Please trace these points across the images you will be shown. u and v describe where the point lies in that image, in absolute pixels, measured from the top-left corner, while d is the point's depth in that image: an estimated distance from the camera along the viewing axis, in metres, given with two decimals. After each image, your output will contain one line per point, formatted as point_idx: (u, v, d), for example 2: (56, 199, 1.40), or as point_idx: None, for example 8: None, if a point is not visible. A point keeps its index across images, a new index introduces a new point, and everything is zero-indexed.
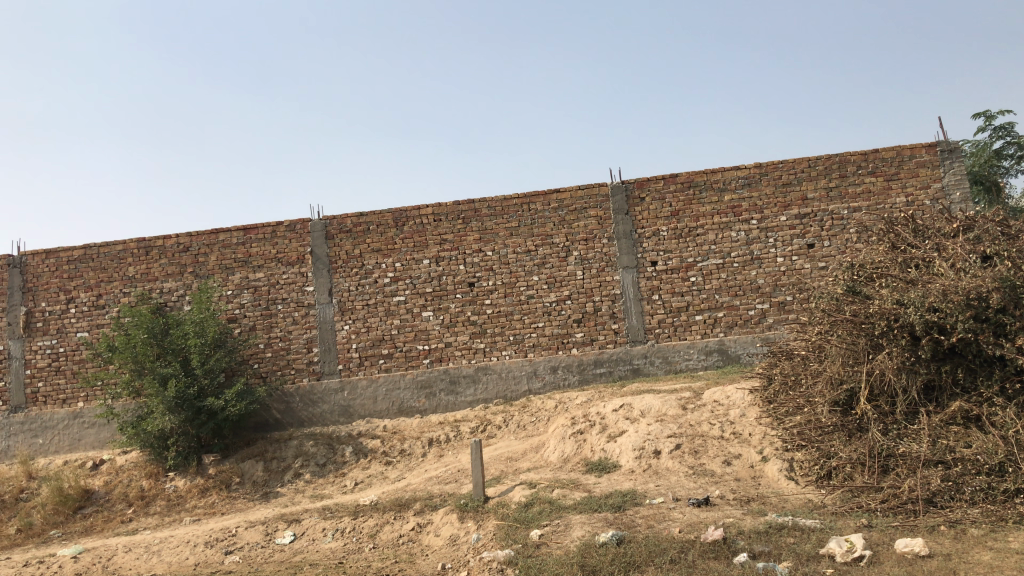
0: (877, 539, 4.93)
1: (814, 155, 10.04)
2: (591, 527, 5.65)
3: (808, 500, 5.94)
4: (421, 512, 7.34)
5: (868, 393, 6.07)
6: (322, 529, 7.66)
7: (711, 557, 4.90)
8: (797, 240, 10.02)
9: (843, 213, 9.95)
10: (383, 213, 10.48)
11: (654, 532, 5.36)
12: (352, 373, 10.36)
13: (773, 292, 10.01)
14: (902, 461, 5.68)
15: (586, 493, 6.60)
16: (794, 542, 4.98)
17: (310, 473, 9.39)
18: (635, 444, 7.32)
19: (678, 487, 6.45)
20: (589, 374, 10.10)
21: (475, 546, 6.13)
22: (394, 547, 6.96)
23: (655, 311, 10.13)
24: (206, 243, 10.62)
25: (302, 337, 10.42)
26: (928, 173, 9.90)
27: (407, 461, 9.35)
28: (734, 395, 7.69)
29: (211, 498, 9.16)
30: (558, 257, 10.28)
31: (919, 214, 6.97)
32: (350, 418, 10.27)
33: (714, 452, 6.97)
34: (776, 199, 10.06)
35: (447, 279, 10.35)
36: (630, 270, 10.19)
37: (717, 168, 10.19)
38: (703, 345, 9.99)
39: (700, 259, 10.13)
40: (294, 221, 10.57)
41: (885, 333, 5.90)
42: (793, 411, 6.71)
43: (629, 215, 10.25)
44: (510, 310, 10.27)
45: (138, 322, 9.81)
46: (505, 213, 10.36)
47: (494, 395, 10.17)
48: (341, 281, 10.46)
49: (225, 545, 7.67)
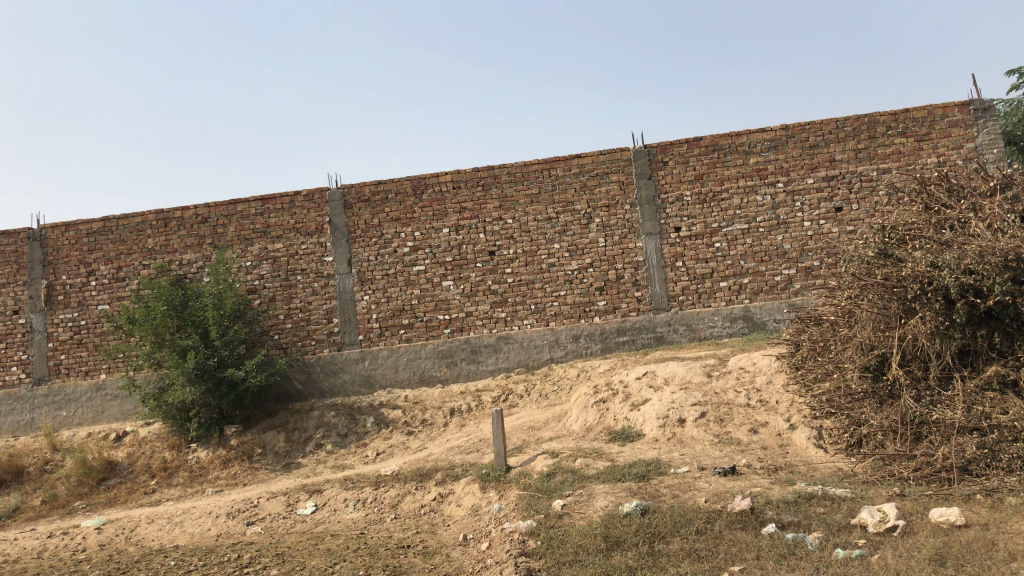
0: (910, 509, 4.76)
1: (841, 116, 9.75)
2: (615, 497, 5.53)
3: (837, 469, 5.78)
4: (443, 482, 7.28)
5: (901, 359, 5.88)
6: (344, 499, 7.60)
7: (739, 527, 4.77)
8: (824, 203, 9.77)
9: (872, 175, 9.69)
10: (402, 181, 10.32)
11: (679, 502, 5.23)
12: (373, 343, 10.29)
13: (800, 257, 9.79)
14: (936, 428, 5.51)
15: (610, 462, 6.49)
16: (823, 511, 4.84)
17: (332, 444, 9.35)
18: (659, 412, 7.19)
19: (704, 456, 6.32)
20: (612, 342, 9.96)
21: (497, 516, 6.04)
22: (415, 518, 6.90)
23: (678, 278, 9.94)
24: (225, 214, 10.54)
25: (322, 308, 10.35)
26: (960, 133, 9.59)
27: (428, 431, 9.29)
28: (760, 361, 7.53)
29: (234, 469, 9.16)
30: (580, 224, 10.10)
31: (953, 173, 6.72)
32: (371, 388, 10.23)
33: (740, 420, 6.82)
34: (803, 161, 9.80)
35: (467, 248, 10.22)
36: (653, 236, 9.99)
37: (742, 130, 9.92)
38: (728, 312, 9.82)
39: (725, 224, 9.91)
40: (312, 191, 10.46)
41: (919, 297, 5.72)
42: (821, 378, 6.54)
43: (652, 180, 10.03)
44: (532, 279, 10.12)
45: (157, 294, 9.77)
46: (525, 179, 10.18)
47: (516, 364, 10.07)
48: (360, 251, 10.35)
49: (247, 516, 7.66)
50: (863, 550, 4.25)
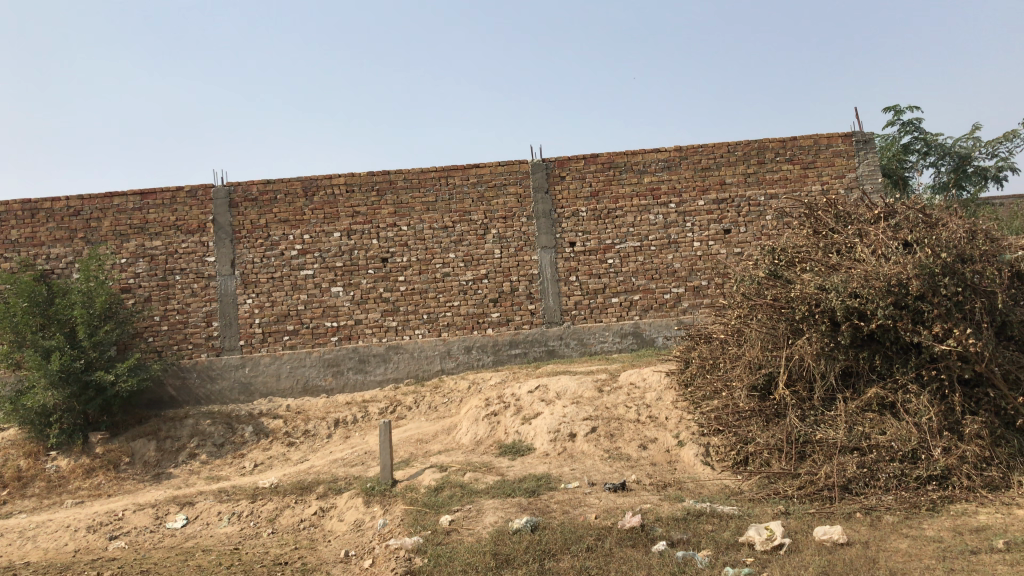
0: (796, 527, 4.82)
1: (733, 141, 9.98)
2: (504, 513, 5.39)
3: (724, 487, 5.83)
4: (325, 495, 6.98)
5: (787, 378, 5.99)
6: (217, 513, 7.19)
7: (629, 545, 4.71)
8: (714, 224, 9.98)
9: (760, 200, 9.96)
10: (293, 182, 9.95)
11: (569, 519, 5.14)
12: (255, 349, 9.86)
13: (689, 276, 9.95)
14: (819, 446, 5.62)
15: (499, 476, 6.36)
16: (712, 529, 4.84)
17: (207, 454, 8.88)
18: (550, 426, 7.11)
19: (594, 471, 6.27)
20: (503, 355, 9.87)
21: (381, 532, 5.81)
22: (294, 533, 6.57)
23: (571, 293, 9.95)
24: (100, 207, 9.90)
25: (201, 310, 9.85)
26: (843, 163, 9.97)
27: (311, 442, 8.94)
28: (650, 378, 7.57)
29: (97, 479, 8.55)
30: (475, 234, 9.98)
31: (839, 200, 6.93)
32: (251, 395, 9.79)
33: (630, 436, 6.81)
34: (695, 183, 9.98)
35: (359, 254, 9.93)
36: (548, 250, 9.96)
37: (638, 149, 10.03)
38: (619, 328, 9.88)
39: (618, 241, 9.98)
40: (195, 187, 9.95)
41: (806, 318, 5.85)
42: (710, 396, 6.60)
43: (548, 194, 10.01)
44: (424, 288, 9.93)
45: (18, 289, 9.06)
46: (422, 186, 9.99)
47: (404, 375, 9.83)
48: (245, 252, 9.91)
49: (110, 530, 7.14)
50: (752, 569, 4.24)
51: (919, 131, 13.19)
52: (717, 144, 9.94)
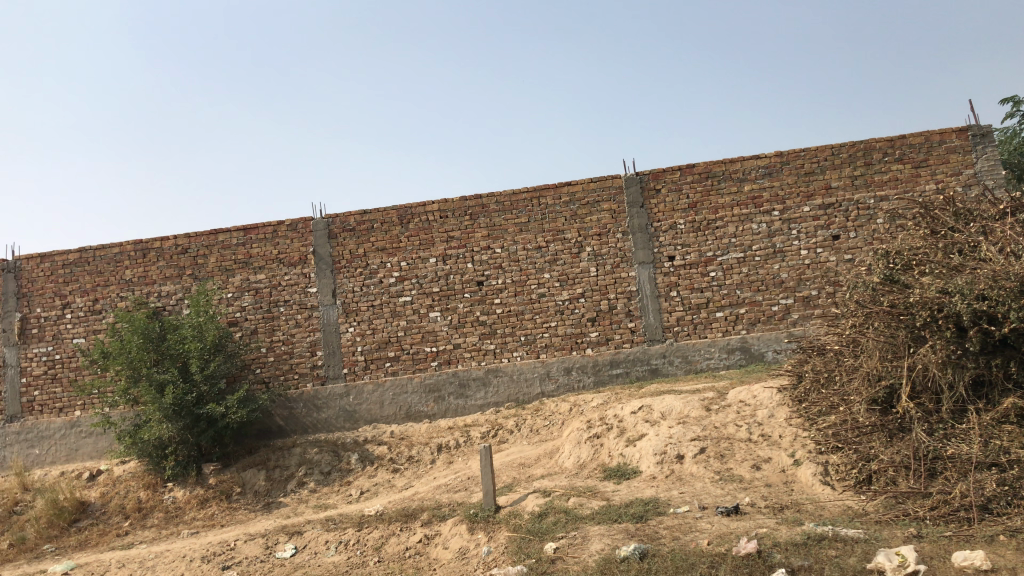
0: (930, 552, 4.43)
1: (837, 143, 9.55)
2: (611, 539, 5.17)
3: (847, 508, 5.45)
4: (429, 522, 6.91)
5: (911, 390, 5.58)
6: (325, 542, 7.21)
7: (746, 573, 4.42)
8: (821, 231, 9.53)
9: (870, 202, 9.47)
10: (388, 211, 10.04)
11: (680, 545, 4.88)
12: (358, 377, 9.94)
13: (797, 286, 9.52)
14: (951, 463, 5.18)
15: (605, 501, 6.14)
16: (836, 554, 4.50)
17: (315, 482, 8.96)
18: (656, 448, 6.85)
19: (705, 494, 5.98)
20: (605, 375, 9.65)
21: (485, 560, 5.67)
22: (400, 561, 6.52)
23: (673, 308, 9.66)
24: (206, 244, 10.23)
25: (306, 340, 10.01)
26: (959, 159, 9.38)
27: (415, 468, 8.92)
28: (761, 394, 7.20)
29: (211, 509, 8.74)
30: (570, 253, 9.83)
31: (957, 197, 6.48)
32: (355, 423, 9.86)
33: (742, 456, 6.48)
34: (798, 189, 9.57)
35: (455, 278, 9.92)
36: (646, 266, 9.72)
37: (736, 157, 9.70)
38: (725, 343, 9.53)
39: (720, 252, 9.65)
40: (294, 220, 10.16)
41: (929, 324, 5.46)
42: (827, 411, 6.21)
43: (644, 208, 9.79)
44: (521, 309, 9.82)
45: (132, 326, 9.42)
46: (514, 208, 9.92)
47: (505, 398, 9.73)
48: (344, 281, 10.05)
49: (223, 560, 7.25)
50: None
51: None
52: (819, 147, 9.52)
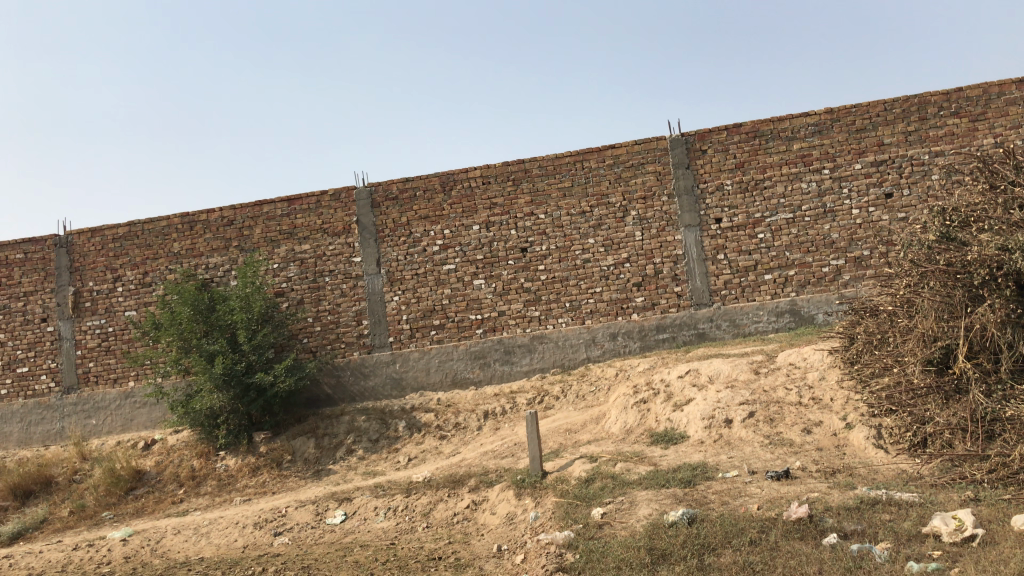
0: (989, 516, 4.29)
1: (890, 97, 9.24)
2: (659, 505, 5.13)
3: (902, 472, 5.35)
4: (476, 488, 6.95)
5: (968, 350, 5.38)
6: (374, 508, 7.29)
7: (797, 537, 4.34)
8: (873, 189, 9.27)
9: (924, 158, 9.17)
10: (430, 178, 10.00)
11: (729, 510, 4.82)
12: (404, 345, 9.99)
13: (848, 247, 9.30)
14: (1010, 425, 4.98)
15: (652, 466, 6.09)
16: (890, 519, 4.40)
17: (363, 450, 9.06)
18: (704, 412, 6.77)
19: (754, 459, 5.89)
20: (651, 340, 9.56)
21: (532, 526, 5.68)
22: (447, 527, 6.56)
23: (720, 272, 9.51)
24: (251, 216, 10.31)
25: (351, 310, 10.08)
26: (1018, 112, 9.03)
27: (462, 435, 8.95)
28: (812, 356, 7.07)
29: (263, 477, 8.89)
30: (615, 218, 9.71)
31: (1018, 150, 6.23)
32: (403, 391, 9.93)
33: (792, 420, 6.38)
34: (849, 146, 9.30)
35: (498, 245, 9.87)
36: (692, 229, 9.57)
37: (784, 115, 9.45)
38: (774, 306, 9.36)
39: (768, 214, 9.44)
40: (338, 190, 10.18)
41: (987, 283, 5.28)
42: (880, 373, 6.07)
43: (690, 169, 9.60)
44: (566, 275, 9.75)
45: (182, 298, 9.57)
46: (557, 172, 9.81)
47: (551, 364, 9.70)
48: (388, 250, 10.06)
49: (274, 526, 7.38)
50: (939, 564, 3.79)
51: None
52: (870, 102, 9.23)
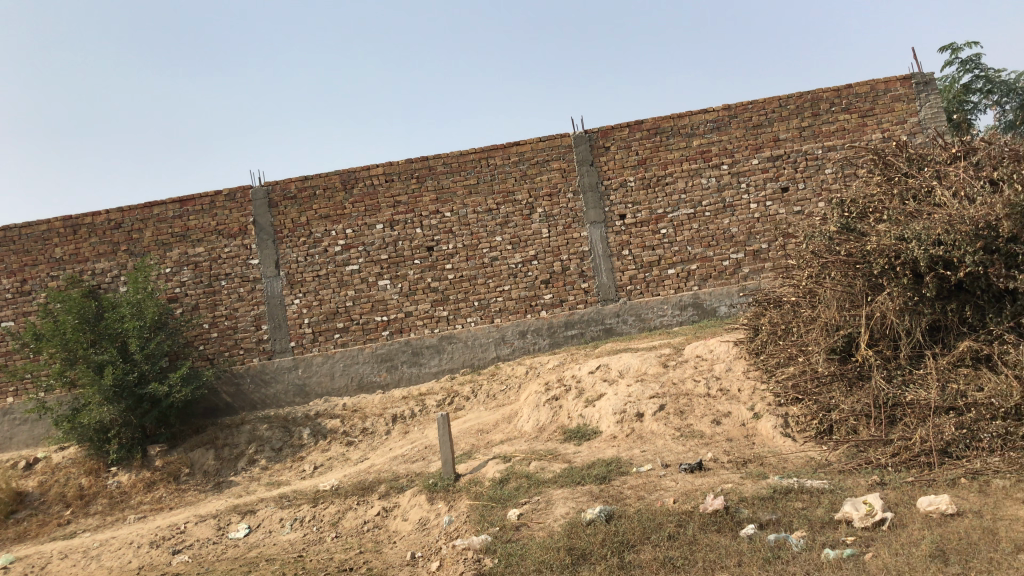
0: (896, 499, 4.38)
1: (784, 94, 9.47)
2: (576, 503, 5.05)
3: (810, 459, 5.39)
4: (387, 495, 6.75)
5: (869, 338, 5.57)
6: (280, 520, 7.01)
7: (714, 530, 4.34)
8: (770, 183, 9.49)
9: (818, 153, 9.44)
10: (330, 176, 9.70)
11: (646, 505, 4.79)
12: (307, 350, 9.67)
13: (747, 240, 9.50)
14: (910, 409, 5.16)
15: (566, 464, 6.03)
16: (803, 507, 4.45)
17: (266, 459, 8.71)
18: (615, 407, 6.75)
19: (667, 452, 5.90)
20: (560, 337, 9.54)
21: (447, 530, 5.53)
22: (358, 536, 6.34)
23: (626, 267, 9.56)
24: (140, 218, 9.79)
25: (250, 314, 9.70)
26: (904, 108, 9.39)
27: (370, 440, 8.71)
28: (718, 348, 7.14)
29: (158, 492, 8.44)
30: (521, 215, 9.64)
31: (909, 143, 6.44)
32: (307, 397, 9.61)
33: (701, 411, 6.42)
34: (747, 141, 9.49)
35: (403, 244, 9.67)
36: (597, 225, 9.59)
37: (684, 112, 9.57)
38: (678, 300, 9.48)
39: (670, 209, 9.55)
40: (233, 189, 9.77)
41: (886, 272, 5.43)
42: (785, 363, 6.17)
43: (594, 166, 9.63)
44: (473, 274, 9.63)
45: (67, 306, 9.00)
46: (462, 169, 9.67)
47: (460, 365, 9.56)
48: (288, 252, 9.73)
49: (173, 544, 6.99)
50: (854, 549, 3.83)
51: (977, 69, 12.20)
52: (766, 99, 9.43)
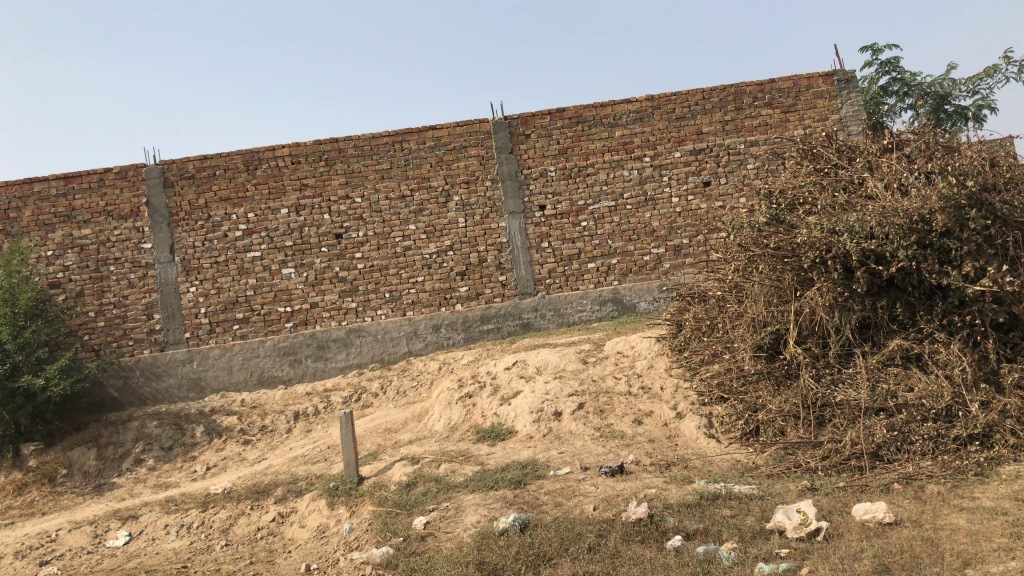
0: (829, 507, 4.11)
1: (708, 86, 9.25)
2: (487, 510, 4.63)
3: (736, 463, 5.10)
4: (284, 499, 6.21)
5: (797, 335, 5.34)
6: (164, 527, 6.38)
7: (637, 540, 3.98)
8: (692, 177, 9.26)
9: (740, 147, 9.27)
10: (232, 156, 9.04)
11: (564, 513, 4.41)
12: (202, 341, 9.00)
13: (669, 235, 9.25)
14: (840, 410, 4.95)
15: (479, 466, 5.61)
16: (731, 515, 4.13)
17: (154, 459, 8.02)
18: (532, 405, 6.36)
19: (586, 454, 5.54)
20: (475, 331, 9.12)
21: (346, 540, 5.05)
22: (250, 544, 5.78)
23: (544, 260, 9.21)
24: (19, 195, 8.93)
25: (141, 302, 8.97)
26: (825, 105, 9.29)
27: (269, 439, 8.13)
28: (639, 344, 6.83)
29: (30, 496, 7.65)
30: (436, 203, 9.18)
31: (836, 136, 6.27)
32: (202, 392, 8.94)
33: (622, 410, 6.08)
34: (669, 134, 9.25)
35: (310, 230, 9.09)
36: (516, 215, 9.20)
37: (607, 101, 9.26)
38: (597, 295, 9.17)
39: (591, 201, 9.23)
40: (124, 167, 9.01)
41: (816, 265, 5.18)
42: (709, 360, 5.89)
43: (513, 154, 9.22)
44: (385, 264, 9.13)
45: None
46: (374, 153, 9.14)
47: (369, 360, 9.04)
48: (184, 236, 9.03)
49: (41, 555, 6.28)
50: (790, 563, 3.52)
51: (895, 71, 12.28)
52: (690, 91, 9.21)
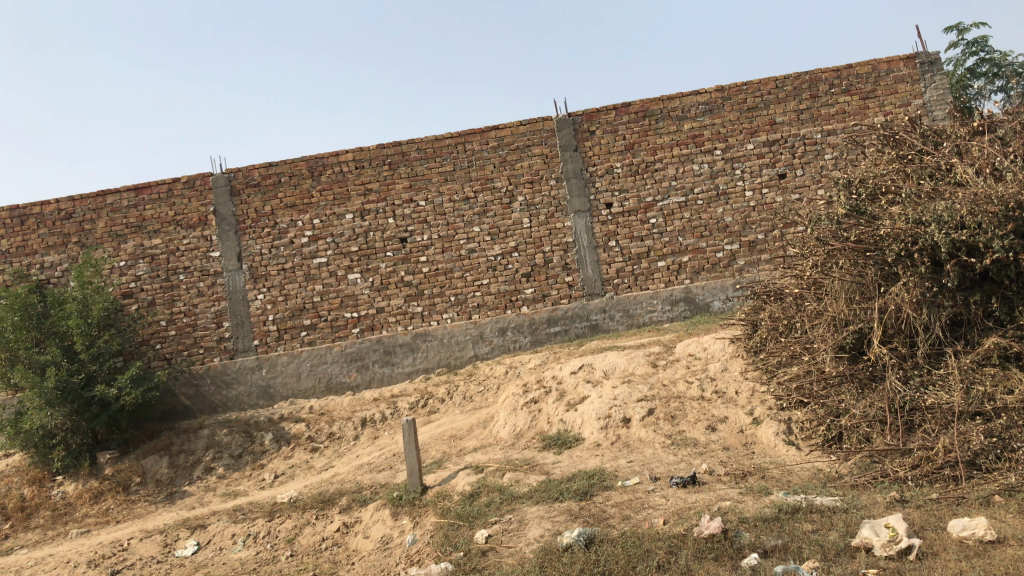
0: (922, 522, 3.77)
1: (781, 74, 8.86)
2: (551, 524, 4.42)
3: (817, 472, 4.77)
4: (348, 508, 6.12)
5: (882, 335, 4.98)
6: (231, 536, 6.36)
7: (710, 558, 3.72)
8: (766, 170, 8.88)
9: (817, 137, 8.84)
10: (296, 163, 9.05)
11: (632, 527, 4.17)
12: (271, 349, 9.02)
13: (742, 231, 8.89)
14: (931, 415, 4.57)
15: (544, 475, 5.41)
16: (813, 530, 3.83)
17: (224, 467, 8.05)
18: (599, 412, 6.13)
19: (656, 463, 5.28)
20: (542, 334, 8.91)
21: (408, 552, 4.90)
22: (314, 555, 5.70)
23: (612, 260, 8.94)
24: (93, 208, 9.11)
25: (210, 311, 9.05)
26: (907, 89, 8.80)
27: (337, 446, 8.08)
28: (712, 346, 6.52)
29: (106, 504, 7.75)
30: (500, 204, 9.01)
31: (921, 121, 5.87)
32: (271, 399, 8.96)
33: (695, 416, 5.79)
34: (741, 125, 8.88)
35: (375, 235, 9.02)
36: (582, 214, 8.96)
37: (674, 93, 8.95)
38: (668, 294, 8.86)
39: (660, 198, 8.93)
40: (192, 177, 9.11)
41: (901, 259, 4.81)
42: (787, 362, 5.56)
43: (578, 151, 8.99)
44: (450, 267, 9.00)
45: (8, 302, 8.28)
46: (437, 155, 9.03)
47: (436, 364, 8.92)
48: (251, 244, 9.07)
49: (112, 564, 6.31)
50: None
51: (984, 52, 11.61)
52: (761, 80, 8.83)
